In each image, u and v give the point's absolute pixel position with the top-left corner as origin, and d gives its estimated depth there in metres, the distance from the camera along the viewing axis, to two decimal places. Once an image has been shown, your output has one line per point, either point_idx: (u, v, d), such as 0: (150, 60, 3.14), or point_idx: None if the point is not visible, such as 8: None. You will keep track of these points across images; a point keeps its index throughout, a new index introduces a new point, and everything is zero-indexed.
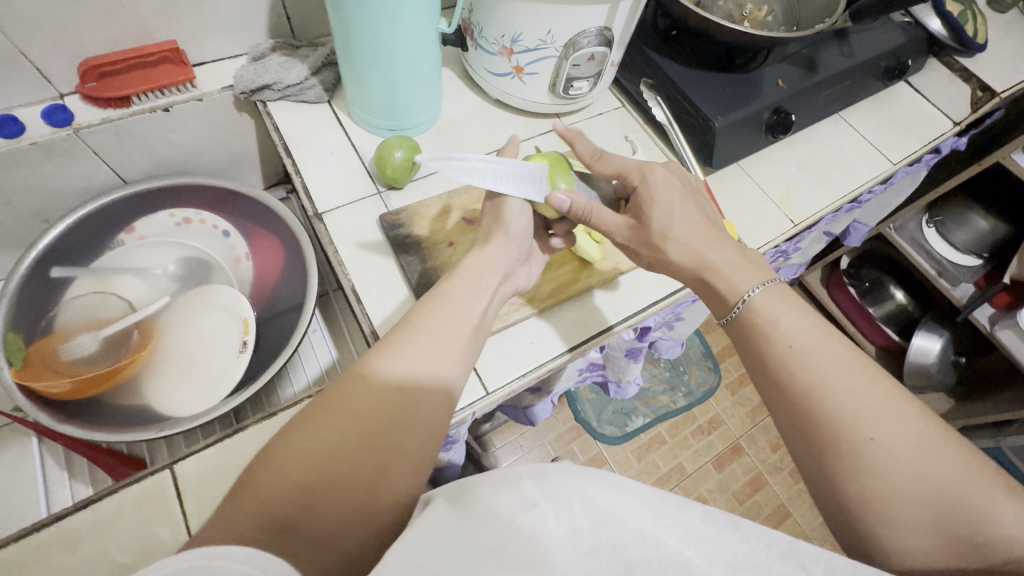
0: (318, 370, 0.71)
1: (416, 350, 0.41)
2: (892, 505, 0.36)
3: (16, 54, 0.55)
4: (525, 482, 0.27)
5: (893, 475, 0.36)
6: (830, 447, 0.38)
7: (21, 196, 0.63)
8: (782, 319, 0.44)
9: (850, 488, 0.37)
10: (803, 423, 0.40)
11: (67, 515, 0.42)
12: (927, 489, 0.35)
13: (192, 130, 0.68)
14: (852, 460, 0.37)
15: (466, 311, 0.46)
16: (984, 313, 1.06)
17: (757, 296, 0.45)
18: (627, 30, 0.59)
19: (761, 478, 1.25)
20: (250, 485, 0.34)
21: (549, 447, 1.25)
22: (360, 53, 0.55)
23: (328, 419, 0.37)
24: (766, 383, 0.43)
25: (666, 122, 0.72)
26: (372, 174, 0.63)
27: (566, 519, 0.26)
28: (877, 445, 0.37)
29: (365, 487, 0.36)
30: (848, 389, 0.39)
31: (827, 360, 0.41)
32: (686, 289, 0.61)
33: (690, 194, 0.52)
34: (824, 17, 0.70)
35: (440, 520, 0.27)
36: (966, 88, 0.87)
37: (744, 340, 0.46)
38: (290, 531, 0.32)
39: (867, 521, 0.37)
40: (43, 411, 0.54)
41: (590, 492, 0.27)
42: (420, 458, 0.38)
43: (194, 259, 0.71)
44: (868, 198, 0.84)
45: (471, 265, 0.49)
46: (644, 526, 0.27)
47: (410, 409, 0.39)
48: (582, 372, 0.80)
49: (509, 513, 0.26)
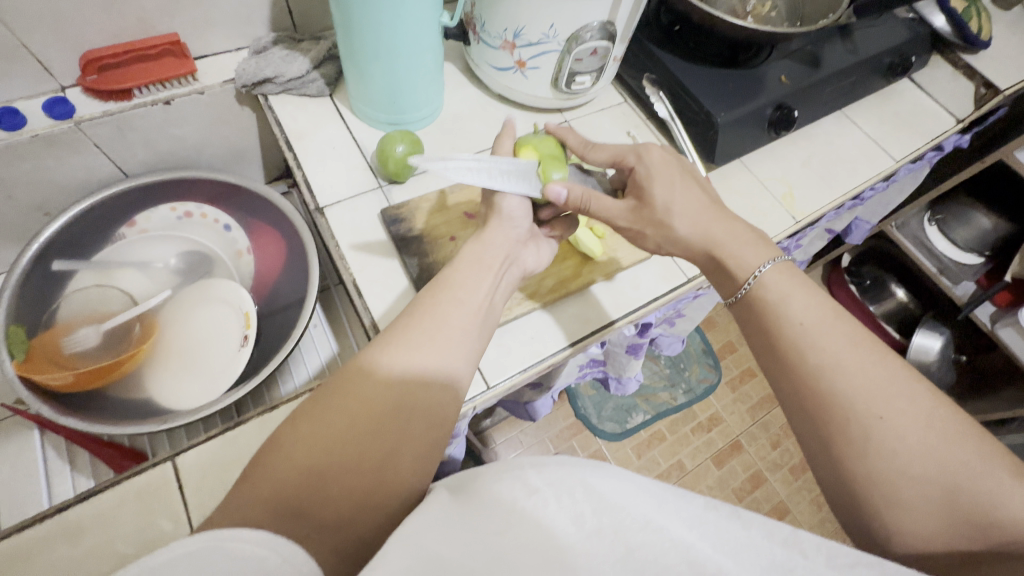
0: (319, 363, 0.71)
1: (420, 338, 0.42)
2: (899, 487, 0.36)
3: (17, 46, 0.54)
4: (527, 470, 0.28)
5: (902, 456, 0.36)
6: (837, 427, 0.38)
7: (23, 188, 0.63)
8: (791, 297, 0.44)
9: (857, 468, 0.37)
10: (811, 404, 0.40)
11: (70, 507, 0.42)
12: (935, 470, 0.35)
13: (193, 123, 0.68)
14: (861, 440, 0.37)
15: (473, 296, 0.46)
16: (985, 312, 1.06)
17: (767, 274, 0.45)
18: (631, 24, 0.59)
19: (761, 475, 1.25)
20: (258, 470, 0.34)
21: (549, 443, 1.25)
22: (362, 46, 0.54)
23: (331, 406, 0.37)
24: (773, 363, 0.43)
25: (668, 117, 0.71)
26: (374, 168, 0.63)
27: (568, 504, 0.26)
28: (885, 425, 0.37)
29: (374, 478, 0.36)
30: (857, 370, 0.39)
31: (837, 340, 0.41)
32: (687, 285, 0.61)
33: (687, 171, 0.52)
34: (828, 13, 0.69)
35: (443, 510, 0.28)
36: (970, 85, 0.87)
37: (755, 316, 0.45)
38: (301, 512, 0.32)
39: (874, 502, 0.37)
40: (45, 404, 0.54)
41: (591, 479, 0.28)
42: (426, 445, 0.39)
43: (195, 252, 0.70)
44: (869, 195, 0.84)
45: (473, 250, 0.49)
46: (647, 511, 0.27)
47: (418, 391, 0.40)
48: (583, 368, 0.80)
49: (511, 499, 0.26)
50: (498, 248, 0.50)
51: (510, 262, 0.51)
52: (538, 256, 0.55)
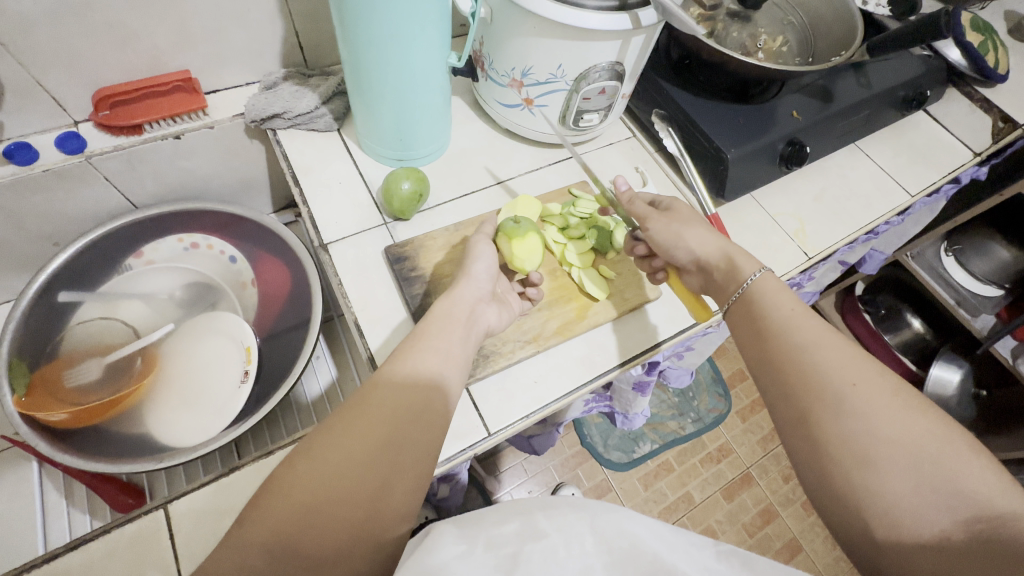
0: (320, 389, 0.73)
1: (429, 353, 0.43)
2: (872, 451, 0.35)
3: (32, 84, 0.56)
4: (537, 514, 0.31)
5: (875, 425, 0.36)
6: (813, 395, 0.39)
7: (33, 220, 0.64)
8: (779, 299, 0.45)
9: (841, 455, 0.36)
10: (795, 376, 0.40)
11: (59, 555, 0.41)
12: (904, 439, 0.35)
13: (202, 156, 0.68)
14: (834, 403, 0.38)
15: (456, 345, 0.45)
16: (1006, 346, 1.03)
17: (757, 280, 0.47)
18: (639, 63, 0.59)
19: (772, 510, 1.21)
20: (260, 510, 0.33)
21: (553, 471, 1.23)
22: (372, 86, 0.55)
23: (349, 434, 0.37)
24: (762, 359, 0.43)
25: (678, 153, 0.68)
26: (379, 205, 0.63)
27: (577, 552, 0.30)
28: (857, 391, 0.37)
29: (361, 503, 0.35)
30: (840, 358, 0.39)
31: (821, 334, 0.41)
32: (697, 326, 0.60)
33: (681, 220, 0.53)
34: (840, 50, 0.69)
35: (450, 543, 0.30)
36: (988, 119, 0.84)
37: (742, 315, 0.46)
38: (289, 554, 0.32)
39: (844, 465, 0.36)
40: (44, 440, 0.55)
41: (598, 524, 0.31)
42: (416, 475, 0.38)
43: (198, 283, 0.70)
44: (884, 229, 0.82)
45: (443, 306, 0.48)
46: (658, 548, 0.30)
47: (424, 417, 0.39)
48: (589, 403, 0.78)
49: (520, 540, 0.30)
50: (463, 303, 0.48)
51: (476, 319, 0.49)
52: (500, 317, 0.52)
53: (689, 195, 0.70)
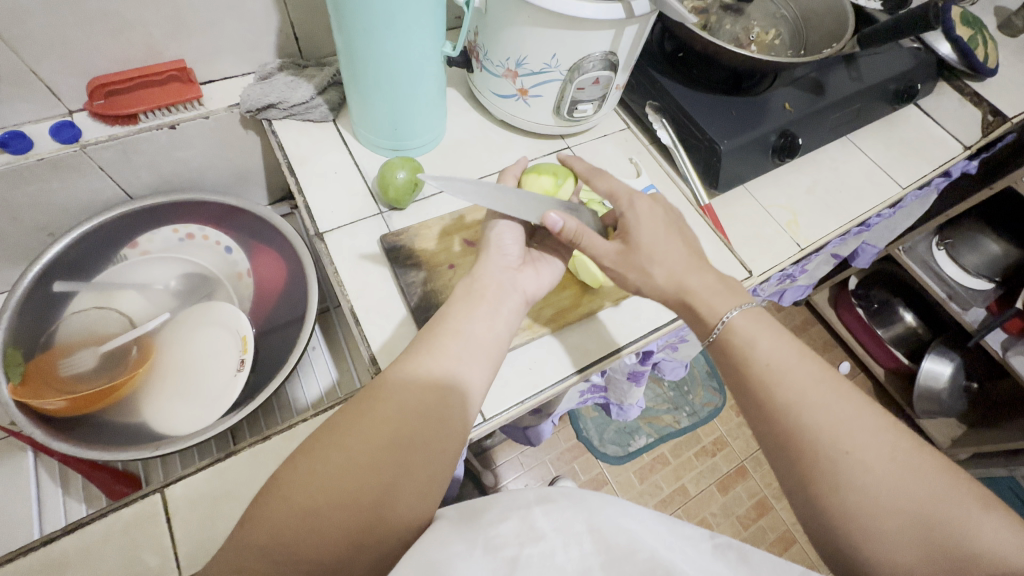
0: (319, 391, 0.72)
1: (438, 350, 0.42)
2: (874, 519, 0.37)
3: (27, 73, 0.56)
4: (534, 509, 0.32)
5: (867, 479, 0.37)
6: (805, 446, 0.40)
7: (27, 210, 0.64)
8: (758, 340, 0.45)
9: (834, 506, 0.38)
10: (789, 444, 0.41)
11: (56, 538, 0.42)
12: (905, 502, 0.36)
13: (197, 147, 0.68)
14: (830, 474, 0.38)
15: (469, 325, 0.45)
16: (996, 338, 1.04)
17: (734, 319, 0.46)
18: (634, 53, 0.59)
19: (766, 503, 1.22)
20: (261, 509, 0.34)
21: (549, 465, 1.23)
22: (365, 75, 0.55)
23: (348, 435, 0.37)
24: (749, 403, 0.44)
25: (672, 145, 0.71)
26: (374, 194, 0.63)
27: (576, 553, 0.30)
28: (852, 459, 0.38)
29: (367, 515, 0.35)
30: (825, 404, 0.40)
31: (806, 378, 0.42)
32: (678, 321, 0.60)
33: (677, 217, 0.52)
34: (832, 42, 0.69)
35: (447, 544, 0.31)
36: (976, 113, 0.86)
37: (725, 363, 0.46)
38: (296, 556, 0.33)
39: (850, 535, 0.37)
40: (40, 427, 0.55)
41: (598, 520, 0.32)
42: (426, 477, 0.38)
43: (195, 274, 0.70)
44: (876, 221, 0.83)
45: (466, 284, 0.48)
46: (654, 547, 0.30)
47: (422, 422, 0.39)
48: (583, 394, 0.79)
49: (518, 540, 0.30)
50: (492, 279, 0.49)
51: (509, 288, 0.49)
52: (539, 281, 0.52)
53: (682, 186, 0.70)
